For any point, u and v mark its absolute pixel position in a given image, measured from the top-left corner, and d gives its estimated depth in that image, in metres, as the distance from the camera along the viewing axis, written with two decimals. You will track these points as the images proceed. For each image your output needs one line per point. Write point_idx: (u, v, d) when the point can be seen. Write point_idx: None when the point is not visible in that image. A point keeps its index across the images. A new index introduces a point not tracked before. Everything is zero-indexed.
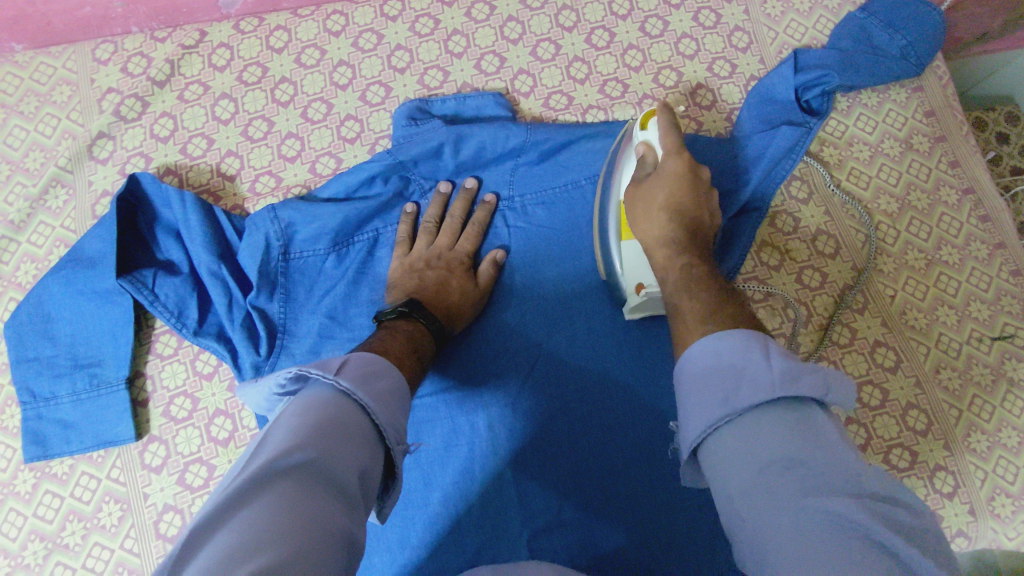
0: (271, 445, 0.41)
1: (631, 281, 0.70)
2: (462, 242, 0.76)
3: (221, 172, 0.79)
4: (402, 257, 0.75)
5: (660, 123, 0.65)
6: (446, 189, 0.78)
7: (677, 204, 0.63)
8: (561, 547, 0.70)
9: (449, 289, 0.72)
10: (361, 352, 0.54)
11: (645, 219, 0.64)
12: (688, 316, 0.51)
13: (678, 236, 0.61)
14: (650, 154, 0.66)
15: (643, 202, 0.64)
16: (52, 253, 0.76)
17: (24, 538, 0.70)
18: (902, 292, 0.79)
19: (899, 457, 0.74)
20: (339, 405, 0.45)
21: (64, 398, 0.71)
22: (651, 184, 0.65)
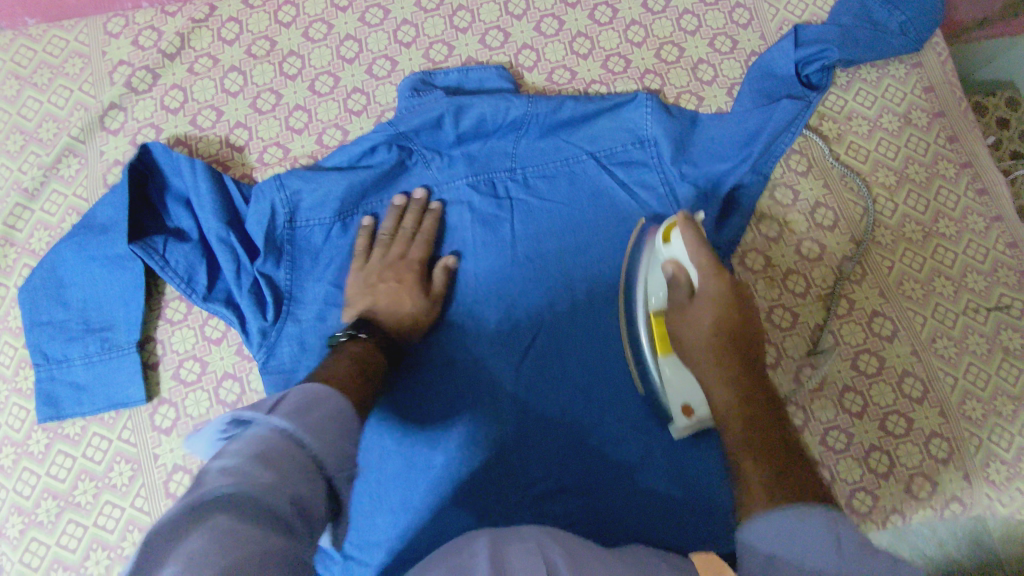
0: (205, 483, 0.40)
1: (679, 400, 0.70)
2: (415, 250, 0.76)
3: (230, 143, 0.81)
4: (358, 271, 0.75)
5: (689, 241, 0.64)
6: (400, 202, 0.77)
7: (725, 333, 0.62)
8: (563, 509, 0.73)
9: (402, 303, 0.72)
10: (307, 383, 0.53)
11: (693, 350, 0.64)
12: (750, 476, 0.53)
13: (733, 369, 0.61)
14: (682, 272, 0.65)
15: (685, 329, 0.64)
16: (65, 220, 0.78)
17: (38, 496, 0.71)
18: (900, 264, 0.80)
19: (895, 423, 0.75)
20: (271, 441, 0.44)
21: (76, 361, 0.73)
22: (692, 310, 0.64)
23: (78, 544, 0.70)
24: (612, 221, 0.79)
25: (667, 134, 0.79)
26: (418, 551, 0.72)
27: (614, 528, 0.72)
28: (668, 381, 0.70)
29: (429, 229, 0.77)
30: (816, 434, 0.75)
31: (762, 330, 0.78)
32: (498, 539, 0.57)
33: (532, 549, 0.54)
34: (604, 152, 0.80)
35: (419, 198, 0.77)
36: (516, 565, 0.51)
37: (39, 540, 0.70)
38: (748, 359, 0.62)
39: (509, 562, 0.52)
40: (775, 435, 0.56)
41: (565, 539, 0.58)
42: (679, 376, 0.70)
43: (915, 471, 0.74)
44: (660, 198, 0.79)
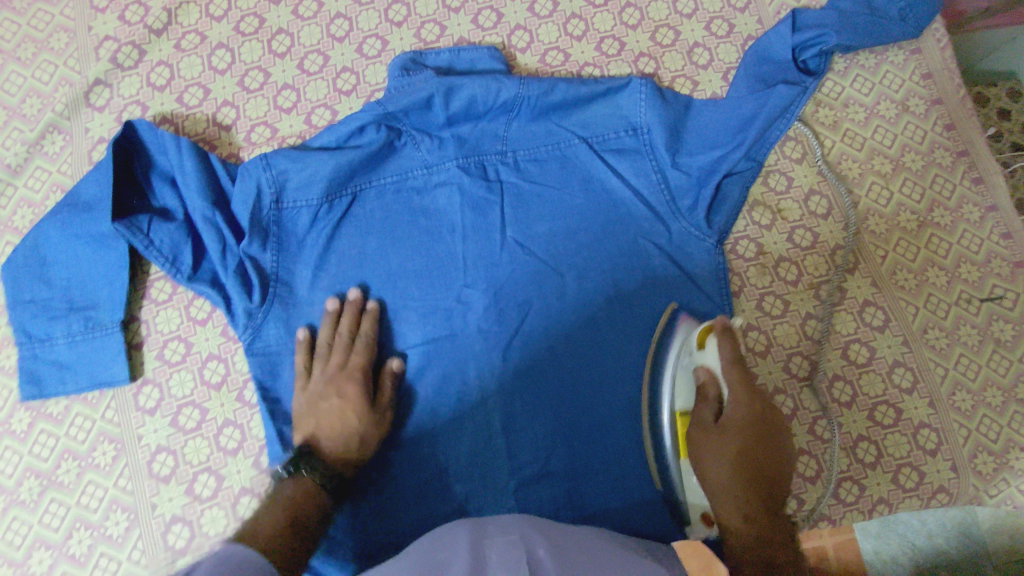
0: None
1: (697, 510, 0.67)
2: (355, 356, 0.71)
3: (217, 122, 0.80)
4: (300, 391, 0.71)
5: (723, 353, 0.65)
6: (334, 306, 0.73)
7: (749, 461, 0.61)
8: (548, 495, 0.72)
9: (346, 421, 0.68)
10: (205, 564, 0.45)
11: (714, 473, 0.62)
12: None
13: (754, 500, 0.60)
14: (712, 386, 0.66)
15: (709, 451, 0.63)
16: (49, 198, 0.77)
17: (20, 475, 0.71)
18: (893, 253, 0.79)
19: (884, 414, 0.75)
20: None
21: (59, 339, 0.72)
22: (718, 431, 0.63)
23: (61, 523, 0.70)
24: (603, 207, 0.78)
25: (660, 119, 0.78)
26: (403, 535, 0.71)
27: (599, 514, 0.72)
28: (687, 486, 0.68)
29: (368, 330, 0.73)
30: (805, 423, 0.75)
31: (752, 319, 0.78)
32: (479, 533, 0.56)
33: (513, 543, 0.53)
34: (596, 137, 0.79)
35: (353, 301, 0.73)
36: (496, 562, 0.50)
37: (21, 519, 0.70)
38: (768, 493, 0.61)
39: (488, 558, 0.51)
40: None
41: (547, 528, 0.58)
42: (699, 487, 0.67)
43: (904, 461, 0.74)
44: (652, 184, 0.78)
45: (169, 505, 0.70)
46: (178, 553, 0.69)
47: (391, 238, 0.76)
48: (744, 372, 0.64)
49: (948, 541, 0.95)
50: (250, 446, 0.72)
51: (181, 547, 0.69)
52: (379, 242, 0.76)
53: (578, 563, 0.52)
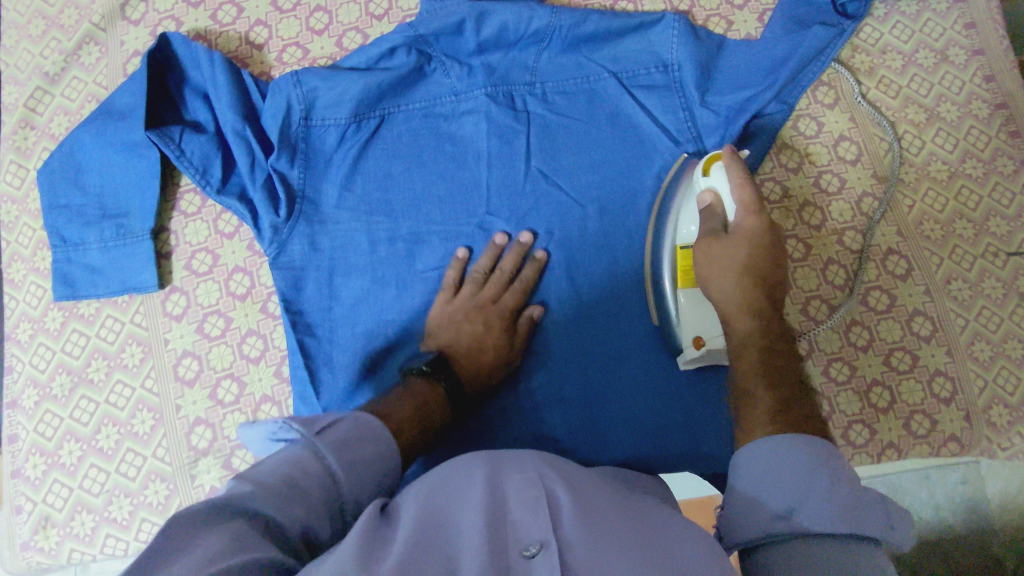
0: (250, 478, 0.43)
1: (691, 332, 0.69)
2: (510, 296, 0.73)
3: (249, 41, 0.80)
4: (447, 303, 0.73)
5: (733, 172, 0.66)
6: (500, 241, 0.74)
7: (754, 268, 0.63)
8: (559, 420, 0.73)
9: (483, 350, 0.70)
10: (361, 412, 0.53)
11: (718, 280, 0.64)
12: (760, 406, 0.56)
13: (754, 302, 0.63)
14: (718, 205, 0.67)
15: (715, 261, 0.64)
16: (84, 107, 0.78)
17: (52, 371, 0.74)
18: (921, 203, 0.78)
19: (900, 360, 0.75)
20: (310, 468, 0.45)
21: (92, 244, 0.74)
22: (726, 241, 0.65)
23: (90, 418, 0.73)
24: (629, 143, 0.78)
25: (692, 56, 0.77)
26: None
27: (610, 442, 0.73)
28: (683, 315, 0.70)
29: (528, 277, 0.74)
30: (819, 364, 0.75)
31: None
32: (493, 460, 0.50)
33: (532, 480, 0.48)
34: (626, 72, 0.79)
35: (518, 244, 0.74)
36: (516, 502, 0.45)
37: (53, 412, 0.73)
38: (771, 294, 0.63)
39: (505, 493, 0.46)
40: (787, 373, 0.58)
41: (559, 465, 0.53)
42: (695, 310, 0.69)
43: (916, 408, 0.74)
44: (680, 121, 0.77)
45: (193, 407, 0.73)
46: (200, 453, 0.72)
47: (417, 162, 0.77)
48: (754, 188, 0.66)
49: (954, 515, 0.96)
50: (272, 356, 0.74)
51: (204, 447, 0.72)
52: (405, 166, 0.77)
53: (596, 505, 0.48)
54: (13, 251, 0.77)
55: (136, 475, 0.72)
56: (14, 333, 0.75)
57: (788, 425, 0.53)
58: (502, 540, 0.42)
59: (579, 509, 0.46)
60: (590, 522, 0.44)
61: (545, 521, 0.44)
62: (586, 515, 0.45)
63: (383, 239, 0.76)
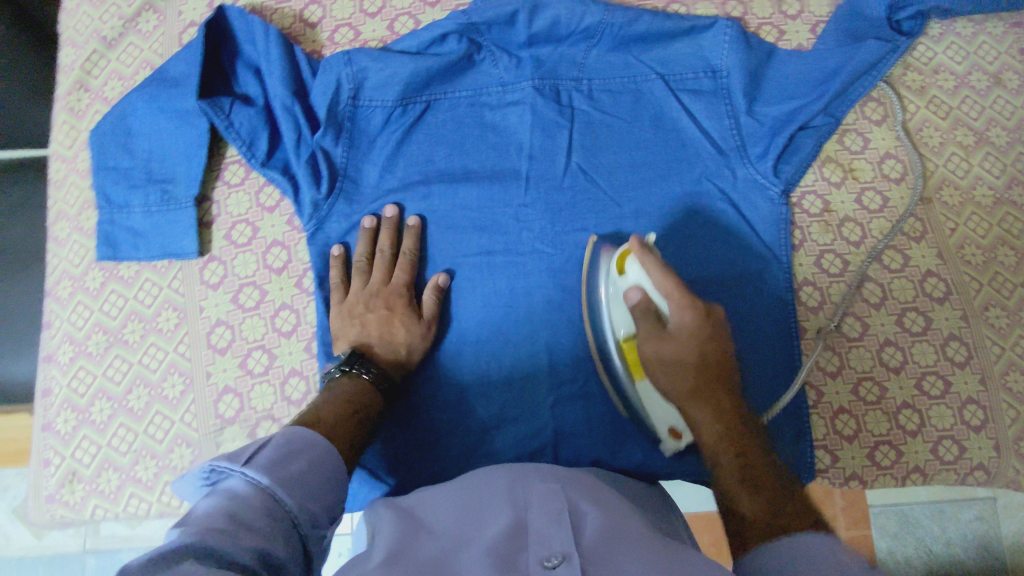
0: (190, 522, 0.41)
1: (664, 423, 0.67)
2: (399, 274, 0.73)
3: (303, 20, 0.81)
4: (338, 302, 0.72)
5: (652, 271, 0.61)
6: (371, 223, 0.74)
7: (703, 364, 0.60)
8: (582, 417, 0.73)
9: (395, 331, 0.69)
10: (290, 426, 0.54)
11: (671, 382, 0.61)
12: (745, 507, 0.53)
13: (716, 397, 0.59)
14: (651, 305, 0.62)
15: (662, 364, 0.61)
16: (139, 73, 0.80)
17: (89, 329, 0.75)
18: (964, 227, 0.77)
19: (932, 384, 0.74)
20: (250, 496, 0.45)
21: (137, 208, 0.75)
22: (667, 344, 0.61)
23: (122, 378, 0.74)
24: (672, 146, 0.77)
25: (743, 63, 0.76)
26: (436, 434, 0.73)
27: (632, 442, 0.72)
28: (648, 406, 0.68)
29: (408, 247, 0.74)
30: (849, 381, 0.75)
31: (808, 274, 0.77)
32: (521, 474, 0.54)
33: (555, 491, 0.50)
34: (674, 74, 0.78)
35: (391, 216, 0.74)
36: (538, 510, 0.48)
37: (87, 369, 0.74)
38: (727, 385, 0.60)
39: (529, 505, 0.49)
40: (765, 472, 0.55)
41: (579, 479, 0.55)
42: (658, 401, 0.66)
43: (945, 434, 0.73)
44: (725, 127, 0.77)
45: (222, 375, 0.74)
46: (227, 421, 0.73)
47: (459, 150, 0.78)
48: (676, 277, 0.61)
49: (966, 551, 0.94)
50: (304, 331, 0.75)
51: (230, 416, 0.73)
52: (447, 153, 0.77)
53: (621, 517, 0.50)
54: (61, 210, 0.79)
55: (162, 438, 0.72)
56: (55, 289, 0.77)
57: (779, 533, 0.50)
58: (524, 545, 0.45)
59: (603, 518, 0.48)
60: (615, 529, 0.46)
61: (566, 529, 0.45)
62: (608, 526, 0.47)
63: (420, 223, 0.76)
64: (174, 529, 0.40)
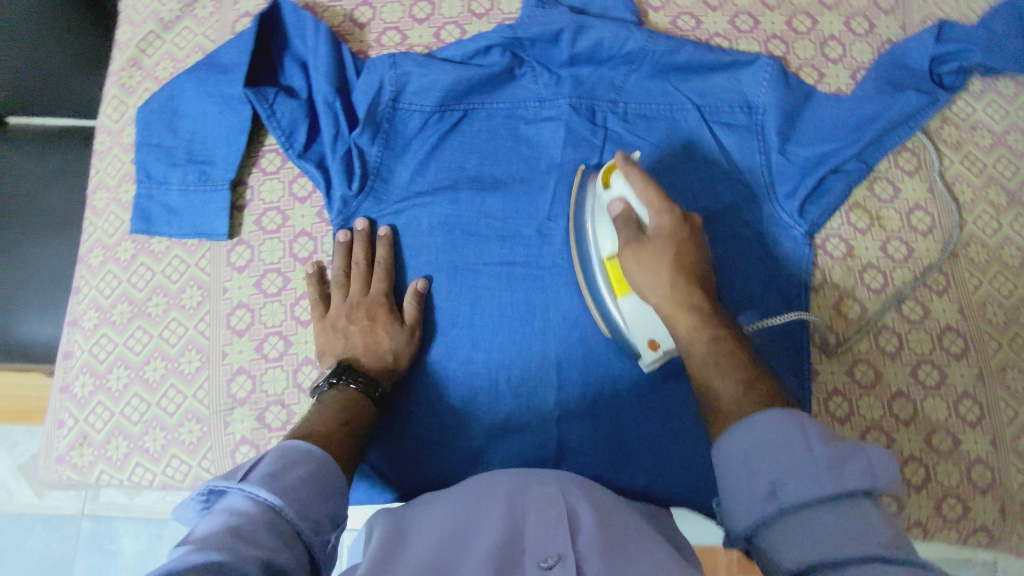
0: (192, 542, 0.44)
1: (646, 336, 0.67)
2: (376, 284, 0.74)
3: (353, 19, 0.84)
4: (319, 318, 0.73)
5: (633, 176, 0.63)
6: (344, 238, 0.75)
7: (683, 266, 0.61)
8: (586, 435, 0.73)
9: (379, 340, 0.71)
10: (282, 441, 0.56)
11: (649, 284, 0.61)
12: (723, 389, 0.54)
13: (696, 298, 0.60)
14: (631, 211, 0.64)
15: (641, 267, 0.61)
16: (190, 56, 0.82)
17: (116, 298, 0.77)
18: (988, 285, 0.76)
19: (941, 440, 0.73)
20: (250, 511, 0.48)
21: (174, 186, 0.77)
22: (647, 248, 0.61)
23: (142, 349, 0.76)
24: (701, 177, 0.78)
25: (780, 102, 0.77)
26: (439, 438, 0.74)
27: (632, 467, 0.73)
28: (630, 321, 0.68)
29: (381, 256, 0.76)
30: (857, 429, 0.74)
31: (826, 317, 0.76)
32: (519, 482, 0.55)
33: (554, 497, 0.51)
34: (710, 106, 0.79)
35: (362, 229, 0.75)
36: (535, 517, 0.49)
37: (109, 337, 0.76)
38: (705, 289, 0.61)
39: (526, 513, 0.50)
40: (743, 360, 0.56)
41: (584, 487, 0.56)
42: (639, 315, 0.67)
43: (950, 491, 0.72)
44: (755, 164, 0.77)
45: (238, 356, 0.75)
46: (237, 402, 0.74)
47: (490, 160, 0.79)
48: (656, 186, 0.63)
49: None
50: None
51: (242, 397, 0.74)
52: (478, 161, 0.79)
53: (624, 532, 0.50)
54: (101, 180, 0.81)
55: (174, 412, 0.74)
56: (87, 257, 0.79)
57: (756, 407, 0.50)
58: (519, 554, 0.46)
59: (599, 526, 0.48)
60: (610, 540, 0.47)
61: (562, 533, 0.46)
62: (603, 536, 0.47)
63: (445, 228, 0.77)
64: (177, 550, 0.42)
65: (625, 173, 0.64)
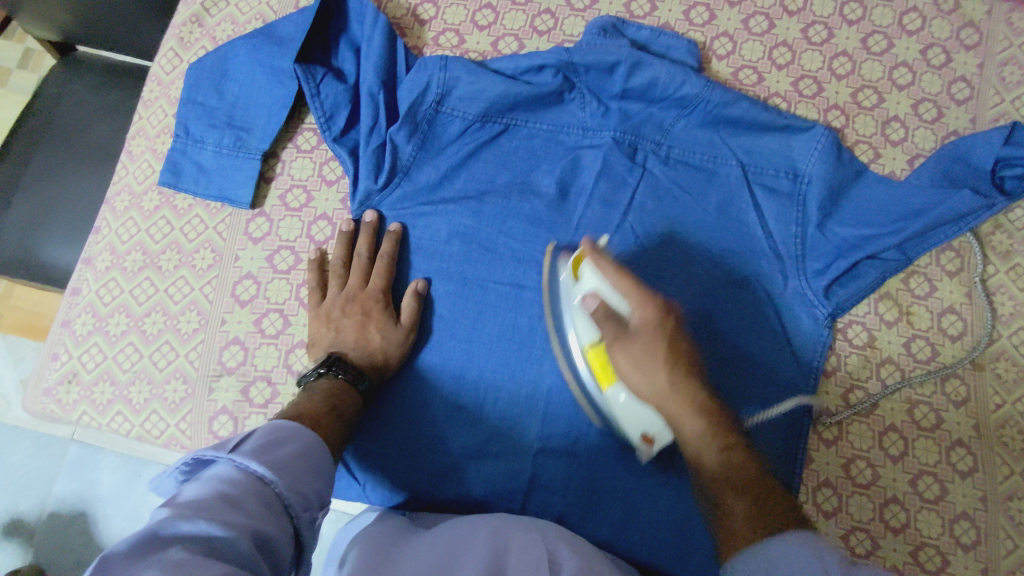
0: (177, 505, 0.44)
1: (637, 430, 0.64)
2: (375, 278, 0.74)
3: (415, 15, 0.84)
4: (313, 306, 0.73)
5: (606, 270, 0.62)
6: (349, 228, 0.75)
7: (673, 362, 0.59)
8: (561, 473, 0.72)
9: (370, 336, 0.71)
10: (271, 420, 0.56)
11: (643, 384, 0.60)
12: (735, 508, 0.53)
13: (692, 398, 0.59)
14: (609, 305, 0.62)
15: (633, 367, 0.60)
16: (250, 23, 0.83)
17: (131, 246, 0.78)
18: (1011, 406, 0.72)
19: (928, 557, 0.69)
20: (239, 480, 0.48)
21: (208, 147, 0.78)
22: (634, 348, 0.60)
23: (146, 300, 0.76)
24: (731, 238, 0.76)
25: (828, 176, 0.74)
26: (416, 447, 0.73)
27: (602, 517, 0.71)
28: (620, 411, 0.65)
29: (385, 249, 0.75)
30: (842, 525, 0.71)
31: (831, 404, 0.74)
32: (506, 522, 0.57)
33: (536, 541, 0.54)
34: (754, 166, 0.77)
35: (369, 221, 0.75)
36: (518, 557, 0.52)
37: (117, 282, 0.77)
38: (701, 386, 0.60)
39: (507, 552, 0.52)
40: (751, 468, 0.56)
41: (564, 533, 0.58)
42: (631, 407, 0.64)
43: None
44: (789, 233, 0.75)
45: (236, 326, 0.75)
46: (226, 371, 0.74)
47: (522, 178, 0.78)
48: (631, 277, 0.62)
49: None
50: None
51: (231, 366, 0.74)
52: (509, 178, 0.78)
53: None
54: (141, 127, 0.82)
55: (164, 367, 0.75)
56: (114, 199, 0.80)
57: (769, 529, 0.50)
58: None
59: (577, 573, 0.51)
60: None
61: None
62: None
63: (463, 238, 0.76)
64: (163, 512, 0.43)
65: (596, 267, 0.63)
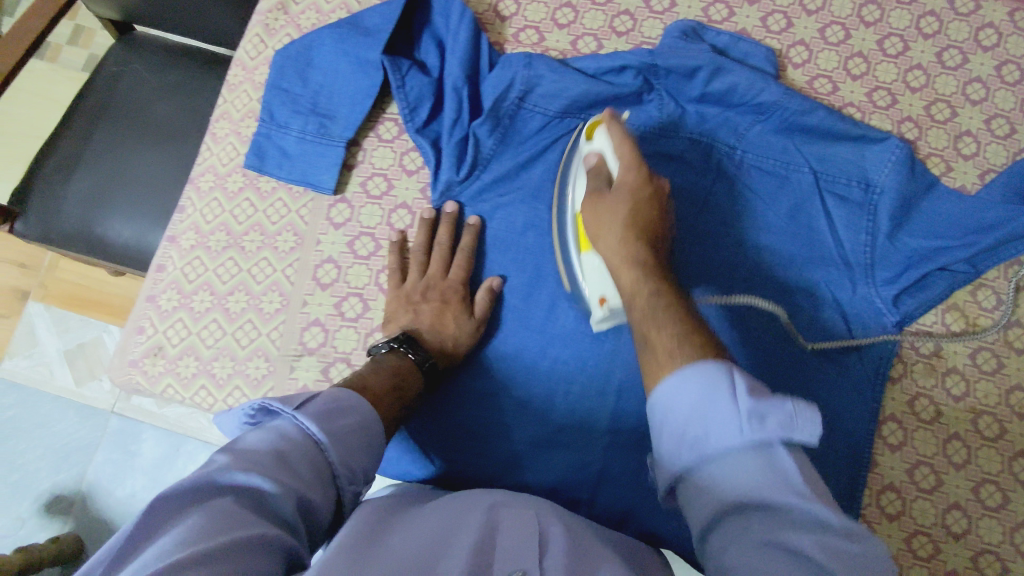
0: (234, 452, 0.46)
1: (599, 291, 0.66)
2: (455, 270, 0.76)
3: (496, 11, 0.85)
4: (393, 287, 0.76)
5: (613, 132, 0.63)
6: (430, 216, 0.77)
7: (639, 218, 0.58)
8: (630, 466, 0.74)
9: (446, 324, 0.73)
10: (345, 389, 0.57)
11: (604, 235, 0.59)
12: (659, 338, 0.49)
13: (646, 255, 0.56)
14: (602, 165, 0.63)
15: (600, 218, 0.60)
16: (334, 13, 0.85)
17: (215, 226, 0.80)
18: None
19: (987, 563, 0.71)
20: (296, 440, 0.49)
21: (293, 131, 0.80)
22: (609, 199, 0.60)
23: (229, 279, 0.79)
24: (802, 244, 0.77)
25: (902, 188, 0.75)
26: (487, 433, 0.75)
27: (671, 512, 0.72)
28: (590, 274, 0.67)
29: (464, 242, 0.77)
30: (904, 529, 0.72)
31: (896, 410, 0.75)
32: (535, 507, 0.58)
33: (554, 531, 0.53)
34: (828, 174, 0.78)
35: (451, 213, 0.77)
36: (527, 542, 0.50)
37: (201, 260, 0.79)
38: (659, 249, 0.58)
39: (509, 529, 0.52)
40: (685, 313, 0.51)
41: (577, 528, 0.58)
42: (599, 270, 0.66)
43: None
44: (860, 242, 0.76)
45: (317, 308, 0.77)
46: (306, 351, 0.76)
47: None
48: (636, 145, 0.62)
49: None
50: None
51: (312, 347, 0.76)
52: None
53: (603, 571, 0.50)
54: (226, 110, 0.84)
55: (246, 344, 0.77)
56: (198, 179, 0.82)
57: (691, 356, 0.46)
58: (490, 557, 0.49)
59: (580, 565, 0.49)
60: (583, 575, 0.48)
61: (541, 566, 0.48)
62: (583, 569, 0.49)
63: (540, 232, 0.78)
64: (220, 457, 0.45)
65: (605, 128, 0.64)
